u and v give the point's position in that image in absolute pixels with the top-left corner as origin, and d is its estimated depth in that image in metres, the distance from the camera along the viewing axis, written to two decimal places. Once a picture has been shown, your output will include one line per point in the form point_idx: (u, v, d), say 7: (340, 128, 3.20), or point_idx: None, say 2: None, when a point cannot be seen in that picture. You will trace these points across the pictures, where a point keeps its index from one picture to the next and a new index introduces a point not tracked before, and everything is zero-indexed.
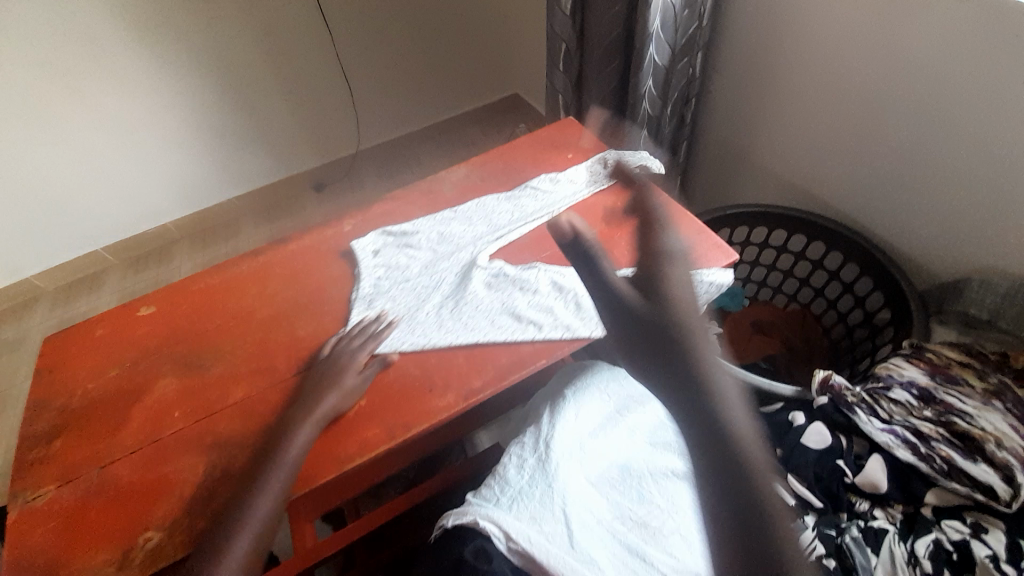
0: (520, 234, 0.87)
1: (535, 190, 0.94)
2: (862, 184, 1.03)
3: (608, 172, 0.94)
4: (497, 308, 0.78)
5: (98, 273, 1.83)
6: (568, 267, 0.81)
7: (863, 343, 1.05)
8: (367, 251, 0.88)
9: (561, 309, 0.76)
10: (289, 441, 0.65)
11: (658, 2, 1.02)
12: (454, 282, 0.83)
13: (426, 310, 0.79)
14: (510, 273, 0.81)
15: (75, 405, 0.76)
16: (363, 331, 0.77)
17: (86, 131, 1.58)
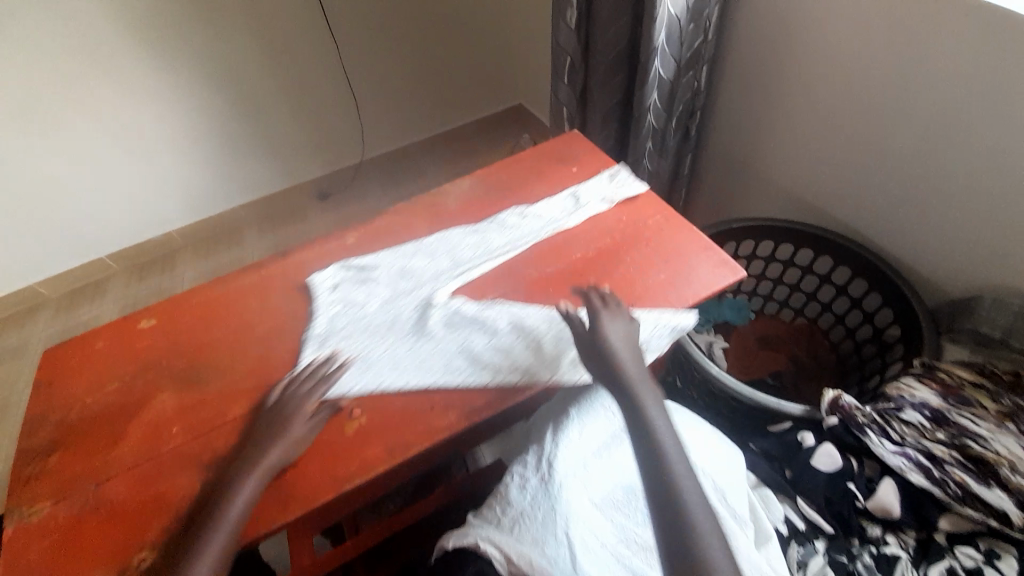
0: (483, 270, 0.84)
1: (501, 222, 0.90)
2: (869, 198, 1.02)
3: (576, 206, 0.90)
4: (455, 350, 0.75)
5: (101, 280, 1.83)
6: (529, 308, 0.78)
7: (872, 360, 1.03)
8: (324, 286, 0.85)
9: (520, 352, 0.73)
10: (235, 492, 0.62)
11: (664, 17, 1.02)
12: (413, 320, 0.79)
13: (381, 350, 0.76)
14: (470, 312, 0.78)
15: (73, 419, 0.75)
16: (313, 372, 0.74)
17: (93, 140, 1.59)
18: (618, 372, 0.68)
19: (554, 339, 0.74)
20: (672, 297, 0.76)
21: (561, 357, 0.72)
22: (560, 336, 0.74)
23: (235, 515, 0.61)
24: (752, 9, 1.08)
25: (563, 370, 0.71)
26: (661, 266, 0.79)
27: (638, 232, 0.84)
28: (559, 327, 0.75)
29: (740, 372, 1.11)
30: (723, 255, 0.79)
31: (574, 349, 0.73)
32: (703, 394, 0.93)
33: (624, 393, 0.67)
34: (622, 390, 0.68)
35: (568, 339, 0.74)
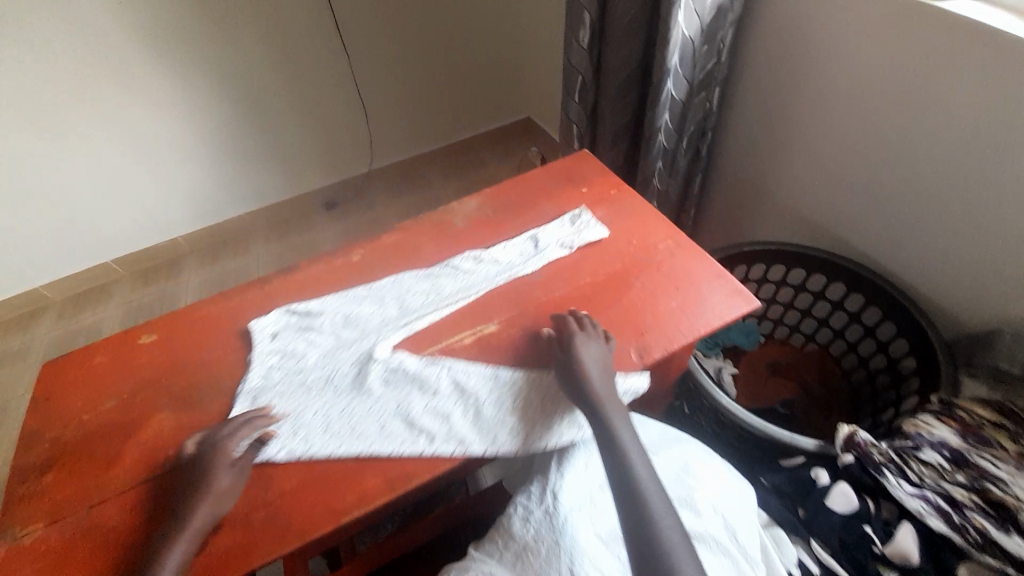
0: (430, 320, 0.81)
1: (456, 268, 0.87)
2: (884, 225, 1.00)
3: (535, 252, 0.87)
4: (391, 410, 0.70)
5: (106, 285, 1.83)
6: (472, 366, 0.74)
7: (886, 391, 1.00)
8: (265, 333, 0.82)
9: (458, 417, 0.69)
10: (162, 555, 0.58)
11: (678, 39, 1.01)
12: (351, 375, 0.75)
13: (313, 409, 0.72)
14: (410, 369, 0.74)
15: (70, 436, 0.74)
16: (245, 423, 0.69)
17: (104, 146, 1.60)
18: (585, 393, 0.66)
19: (495, 404, 0.69)
20: (689, 324, 0.73)
21: (501, 425, 0.68)
22: (502, 401, 0.70)
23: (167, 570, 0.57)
24: (767, 32, 1.07)
25: (501, 441, 0.66)
26: (673, 294, 0.77)
27: (651, 258, 0.83)
28: (501, 389, 0.71)
29: (749, 400, 1.09)
30: (737, 283, 0.77)
31: (514, 412, 0.69)
32: (713, 422, 0.92)
33: (595, 414, 0.65)
34: (591, 411, 0.65)
35: (510, 404, 0.69)
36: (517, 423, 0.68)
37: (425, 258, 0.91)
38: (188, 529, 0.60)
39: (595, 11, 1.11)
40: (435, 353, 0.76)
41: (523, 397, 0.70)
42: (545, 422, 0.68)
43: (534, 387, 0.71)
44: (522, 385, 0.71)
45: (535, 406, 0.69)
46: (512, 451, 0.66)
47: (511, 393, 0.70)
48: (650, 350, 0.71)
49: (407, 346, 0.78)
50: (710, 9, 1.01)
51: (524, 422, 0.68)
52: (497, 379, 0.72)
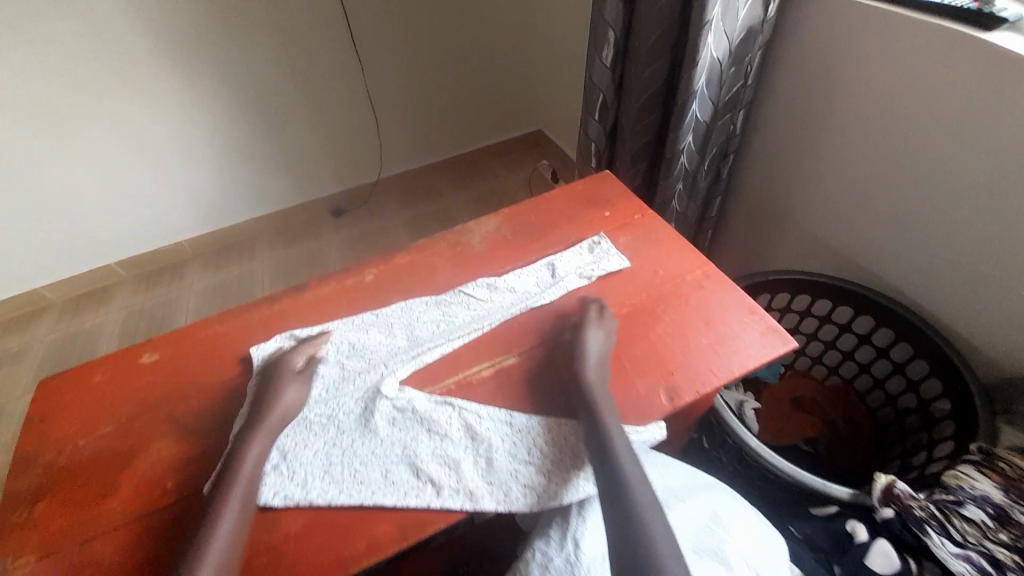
0: (440, 352, 0.77)
1: (469, 297, 0.83)
2: (915, 260, 0.96)
3: (554, 281, 0.83)
4: (396, 455, 0.66)
5: (108, 287, 1.80)
6: (485, 408, 0.70)
7: (917, 433, 0.97)
8: (266, 360, 0.77)
9: (468, 465, 0.65)
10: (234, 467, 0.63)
11: (705, 61, 0.98)
12: (356, 413, 0.71)
13: (314, 449, 0.67)
14: (418, 409, 0.70)
15: (65, 461, 0.70)
16: (304, 344, 0.77)
17: (110, 148, 1.57)
18: (583, 379, 0.67)
19: (508, 452, 0.65)
20: (722, 363, 0.70)
21: (514, 475, 0.63)
22: (516, 448, 0.66)
23: (229, 519, 0.59)
24: (796, 56, 1.03)
25: (513, 495, 0.62)
26: (704, 331, 0.73)
27: (680, 289, 0.79)
28: (515, 436, 0.67)
29: (773, 435, 1.03)
30: (771, 320, 0.73)
31: (524, 451, 0.65)
32: (736, 460, 0.88)
33: (598, 443, 0.62)
34: (583, 399, 0.66)
35: (525, 452, 0.65)
36: (532, 474, 0.63)
37: (440, 280, 0.87)
38: (233, 498, 0.61)
39: (619, 28, 1.07)
40: (446, 391, 0.72)
41: (538, 445, 0.66)
42: (559, 473, 0.64)
43: (549, 433, 0.67)
44: (536, 432, 0.67)
45: (551, 458, 0.65)
46: (524, 508, 0.61)
47: (527, 439, 0.66)
48: (682, 392, 0.67)
49: (415, 383, 0.74)
50: (739, 31, 0.98)
51: (538, 471, 0.64)
52: (510, 423, 0.68)
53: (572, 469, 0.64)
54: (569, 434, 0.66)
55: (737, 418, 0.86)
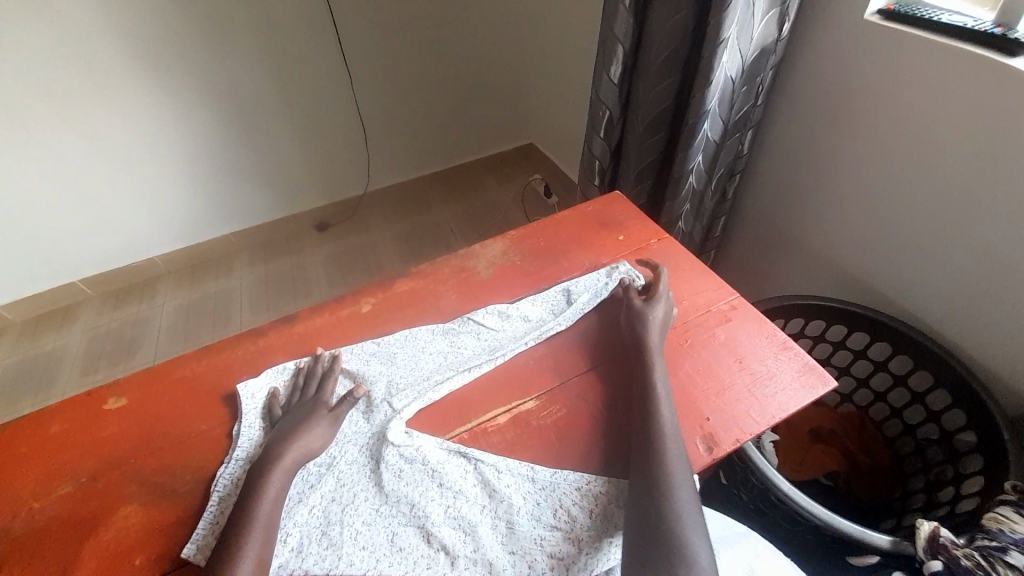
0: (448, 390, 0.69)
1: (479, 326, 0.76)
2: (934, 286, 0.93)
3: (571, 307, 0.77)
4: (404, 515, 0.59)
5: (74, 307, 1.67)
6: (505, 459, 0.63)
7: (940, 466, 0.94)
8: (258, 401, 0.69)
9: (485, 530, 0.58)
10: (252, 508, 0.55)
11: (719, 81, 0.94)
12: (360, 462, 0.63)
13: (310, 505, 0.59)
14: (429, 460, 0.62)
15: (15, 531, 0.60)
16: (330, 377, 0.70)
17: (78, 157, 1.46)
18: (647, 385, 0.65)
19: (531, 513, 0.59)
20: (760, 406, 0.66)
21: (538, 543, 0.57)
22: (539, 509, 0.59)
23: (245, 569, 0.51)
24: (808, 76, 1.01)
25: (538, 567, 0.56)
26: (737, 370, 0.69)
27: (705, 322, 0.75)
28: (540, 495, 0.60)
29: (793, 470, 0.99)
30: (806, 355, 0.71)
31: (549, 513, 0.59)
32: (759, 500, 0.82)
33: (648, 458, 0.58)
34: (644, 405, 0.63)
35: (550, 515, 0.59)
36: (559, 541, 0.57)
37: (444, 311, 0.80)
38: (252, 542, 0.53)
39: (628, 44, 1.03)
40: (456, 439, 0.65)
41: (566, 507, 0.59)
42: (589, 536, 0.57)
43: (577, 491, 0.60)
44: (562, 488, 0.60)
45: (581, 522, 0.58)
46: None
47: (552, 499, 0.60)
48: (719, 441, 0.63)
49: (426, 426, 0.66)
50: (753, 49, 0.94)
51: (565, 538, 0.57)
52: (532, 479, 0.61)
53: (600, 532, 0.58)
54: (597, 494, 0.60)
55: (762, 457, 0.81)
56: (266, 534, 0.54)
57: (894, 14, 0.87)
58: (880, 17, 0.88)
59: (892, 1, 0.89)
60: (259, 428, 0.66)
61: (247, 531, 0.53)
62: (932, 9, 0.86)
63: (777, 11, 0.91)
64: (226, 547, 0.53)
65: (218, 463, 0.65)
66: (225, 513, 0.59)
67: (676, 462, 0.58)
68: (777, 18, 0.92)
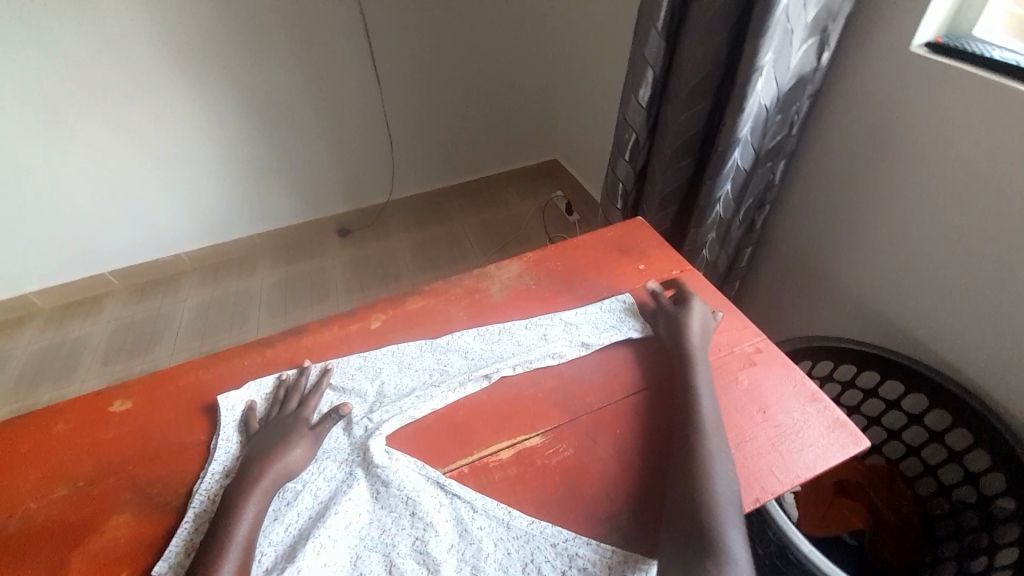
0: (430, 410, 0.67)
1: (468, 346, 0.75)
2: (977, 338, 0.86)
3: (570, 327, 0.76)
4: (373, 540, 0.56)
5: (101, 296, 1.71)
6: (480, 496, 0.59)
7: (973, 532, 0.88)
8: (237, 413, 0.67)
9: (449, 571, 0.54)
10: (229, 529, 0.53)
11: (752, 109, 0.91)
12: (337, 480, 0.61)
13: (286, 523, 0.57)
14: (406, 486, 0.60)
15: (8, 531, 0.60)
16: (319, 392, 0.68)
17: (114, 153, 1.51)
18: (689, 381, 0.66)
19: (499, 563, 0.55)
20: (783, 463, 0.61)
21: None
22: (509, 559, 0.55)
23: None
24: (847, 107, 0.96)
25: None
26: (760, 421, 0.65)
27: (727, 365, 0.71)
28: (512, 543, 0.56)
29: (810, 523, 0.93)
30: (837, 411, 0.66)
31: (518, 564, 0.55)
32: (775, 555, 0.77)
33: (693, 447, 0.59)
34: (687, 399, 0.64)
35: (519, 568, 0.54)
36: None
37: (455, 332, 0.77)
38: (226, 564, 0.51)
39: (659, 68, 1.01)
40: (454, 475, 0.62)
41: (538, 563, 0.55)
42: None
43: (553, 547, 0.56)
44: (536, 542, 0.56)
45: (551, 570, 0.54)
46: None
47: (524, 551, 0.55)
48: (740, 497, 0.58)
49: (421, 454, 0.63)
50: (790, 78, 0.91)
51: None
52: (507, 525, 0.57)
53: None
54: (576, 555, 0.55)
55: (782, 510, 0.75)
56: (242, 559, 0.52)
57: (943, 47, 0.82)
58: (928, 50, 0.84)
59: (941, 33, 0.84)
60: (235, 443, 0.65)
61: (219, 554, 0.51)
62: (984, 44, 0.81)
63: (816, 39, 0.88)
64: (197, 569, 0.51)
65: (197, 478, 0.63)
66: (201, 530, 0.57)
67: (721, 479, 0.56)
68: (816, 47, 0.89)
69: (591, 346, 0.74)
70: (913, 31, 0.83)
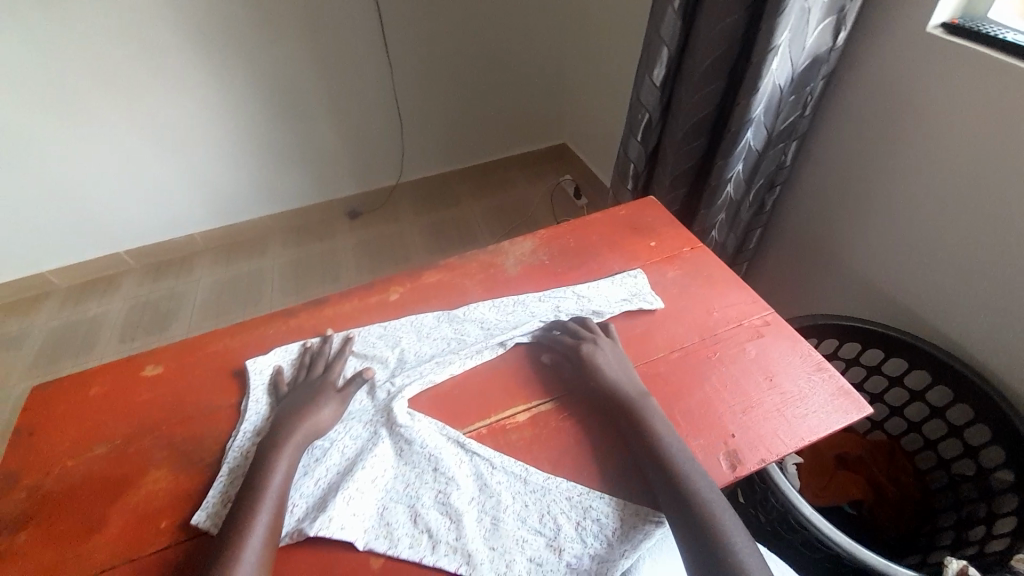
0: (448, 377, 0.70)
1: (485, 317, 0.77)
2: (981, 317, 0.88)
3: (491, 330, 0.75)
4: (397, 493, 0.59)
5: (116, 275, 1.75)
6: (498, 455, 0.62)
7: (972, 503, 0.90)
8: (265, 377, 0.71)
9: (470, 520, 0.57)
10: (262, 482, 0.57)
11: (766, 89, 0.91)
12: (363, 438, 0.64)
13: (316, 478, 0.60)
14: (428, 445, 0.62)
15: (48, 487, 0.63)
16: (337, 358, 0.71)
17: (129, 134, 1.53)
18: (626, 400, 0.64)
19: (518, 514, 0.58)
20: (788, 427, 0.64)
21: (520, 544, 0.56)
22: (526, 511, 0.58)
23: (258, 535, 0.53)
24: (862, 88, 0.97)
25: (514, 568, 0.54)
26: (767, 388, 0.67)
27: (736, 337, 0.73)
28: (528, 497, 0.59)
29: (813, 494, 0.96)
30: (842, 380, 0.68)
31: (532, 517, 0.58)
32: (778, 522, 0.80)
33: (660, 465, 0.58)
34: (631, 417, 0.62)
35: (536, 519, 0.57)
36: (541, 547, 0.56)
37: (472, 304, 0.80)
38: (264, 511, 0.55)
39: (674, 47, 1.01)
40: (474, 435, 0.65)
41: (553, 514, 0.58)
42: (574, 549, 0.56)
43: (568, 500, 0.59)
44: (553, 495, 0.59)
45: (569, 523, 0.57)
46: None
47: (541, 503, 0.58)
48: (744, 459, 0.61)
49: (442, 416, 0.66)
50: (805, 58, 0.91)
51: (548, 545, 0.56)
52: (525, 480, 0.60)
53: (584, 545, 0.56)
54: (590, 507, 0.58)
55: (785, 479, 0.78)
56: (277, 509, 0.56)
57: (958, 28, 0.82)
58: (943, 31, 0.84)
59: (957, 13, 0.84)
60: (265, 404, 0.68)
61: (254, 504, 0.55)
62: (1000, 25, 0.81)
63: (833, 19, 0.88)
64: (235, 517, 0.54)
65: (228, 437, 0.66)
66: (235, 484, 0.61)
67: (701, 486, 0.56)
68: (832, 26, 0.89)
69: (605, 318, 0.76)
70: (929, 11, 0.83)
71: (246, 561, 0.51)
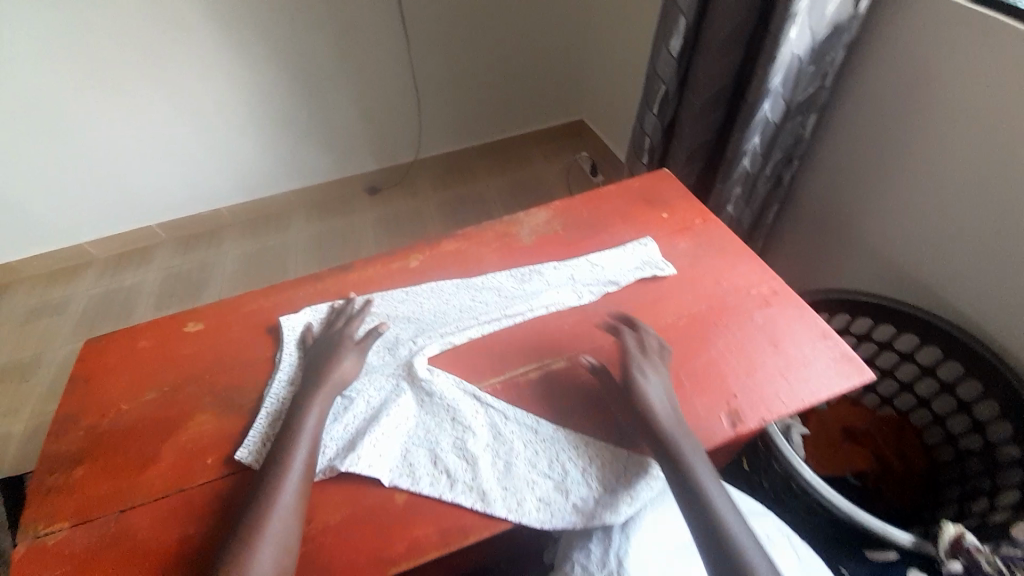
0: (465, 337, 0.74)
1: (501, 283, 0.81)
2: (995, 294, 0.87)
3: (510, 295, 0.79)
4: (418, 438, 0.64)
5: (150, 247, 1.83)
6: (513, 410, 0.66)
7: (976, 477, 0.92)
8: (297, 333, 0.76)
9: (485, 463, 0.62)
10: (295, 426, 0.62)
11: (785, 59, 0.91)
12: (386, 390, 0.68)
13: (345, 423, 0.66)
14: (446, 397, 0.67)
15: (103, 428, 0.70)
16: (357, 317, 0.76)
17: (157, 109, 1.59)
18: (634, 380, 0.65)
19: (528, 459, 0.62)
20: (790, 390, 0.66)
21: (530, 485, 0.60)
22: (537, 457, 0.62)
23: (295, 470, 0.58)
24: (884, 58, 0.95)
25: (524, 507, 0.59)
26: (772, 353, 0.70)
27: (743, 305, 0.75)
28: (540, 445, 0.63)
29: (817, 464, 0.99)
30: (846, 347, 0.70)
31: (542, 462, 0.62)
32: (781, 487, 0.84)
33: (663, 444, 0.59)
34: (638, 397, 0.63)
35: (546, 464, 0.62)
36: (549, 489, 0.60)
37: (488, 270, 0.83)
38: (300, 449, 0.60)
39: (693, 17, 1.00)
40: (490, 390, 0.69)
41: (562, 460, 0.62)
42: (580, 491, 0.60)
43: (575, 449, 0.63)
44: (562, 444, 0.63)
45: (576, 471, 0.61)
46: (536, 522, 0.58)
47: (551, 451, 0.63)
48: (746, 418, 0.64)
49: (460, 372, 0.71)
50: (826, 27, 0.90)
51: (556, 488, 0.60)
52: (535, 431, 0.64)
53: (588, 488, 0.61)
54: (594, 456, 0.62)
55: (788, 445, 0.82)
56: (311, 447, 0.61)
57: None
58: None
59: None
60: (296, 356, 0.73)
61: (287, 445, 0.60)
62: None
63: None
64: (274, 454, 0.60)
65: (265, 386, 0.72)
66: (272, 426, 0.67)
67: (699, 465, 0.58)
68: None
69: (617, 284, 0.79)
70: None
71: (285, 493, 0.57)
